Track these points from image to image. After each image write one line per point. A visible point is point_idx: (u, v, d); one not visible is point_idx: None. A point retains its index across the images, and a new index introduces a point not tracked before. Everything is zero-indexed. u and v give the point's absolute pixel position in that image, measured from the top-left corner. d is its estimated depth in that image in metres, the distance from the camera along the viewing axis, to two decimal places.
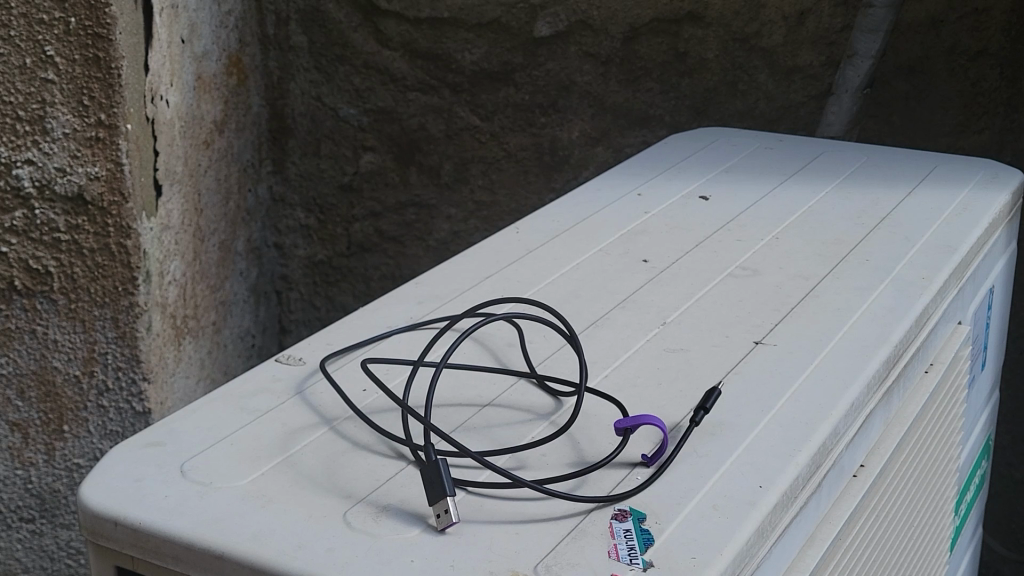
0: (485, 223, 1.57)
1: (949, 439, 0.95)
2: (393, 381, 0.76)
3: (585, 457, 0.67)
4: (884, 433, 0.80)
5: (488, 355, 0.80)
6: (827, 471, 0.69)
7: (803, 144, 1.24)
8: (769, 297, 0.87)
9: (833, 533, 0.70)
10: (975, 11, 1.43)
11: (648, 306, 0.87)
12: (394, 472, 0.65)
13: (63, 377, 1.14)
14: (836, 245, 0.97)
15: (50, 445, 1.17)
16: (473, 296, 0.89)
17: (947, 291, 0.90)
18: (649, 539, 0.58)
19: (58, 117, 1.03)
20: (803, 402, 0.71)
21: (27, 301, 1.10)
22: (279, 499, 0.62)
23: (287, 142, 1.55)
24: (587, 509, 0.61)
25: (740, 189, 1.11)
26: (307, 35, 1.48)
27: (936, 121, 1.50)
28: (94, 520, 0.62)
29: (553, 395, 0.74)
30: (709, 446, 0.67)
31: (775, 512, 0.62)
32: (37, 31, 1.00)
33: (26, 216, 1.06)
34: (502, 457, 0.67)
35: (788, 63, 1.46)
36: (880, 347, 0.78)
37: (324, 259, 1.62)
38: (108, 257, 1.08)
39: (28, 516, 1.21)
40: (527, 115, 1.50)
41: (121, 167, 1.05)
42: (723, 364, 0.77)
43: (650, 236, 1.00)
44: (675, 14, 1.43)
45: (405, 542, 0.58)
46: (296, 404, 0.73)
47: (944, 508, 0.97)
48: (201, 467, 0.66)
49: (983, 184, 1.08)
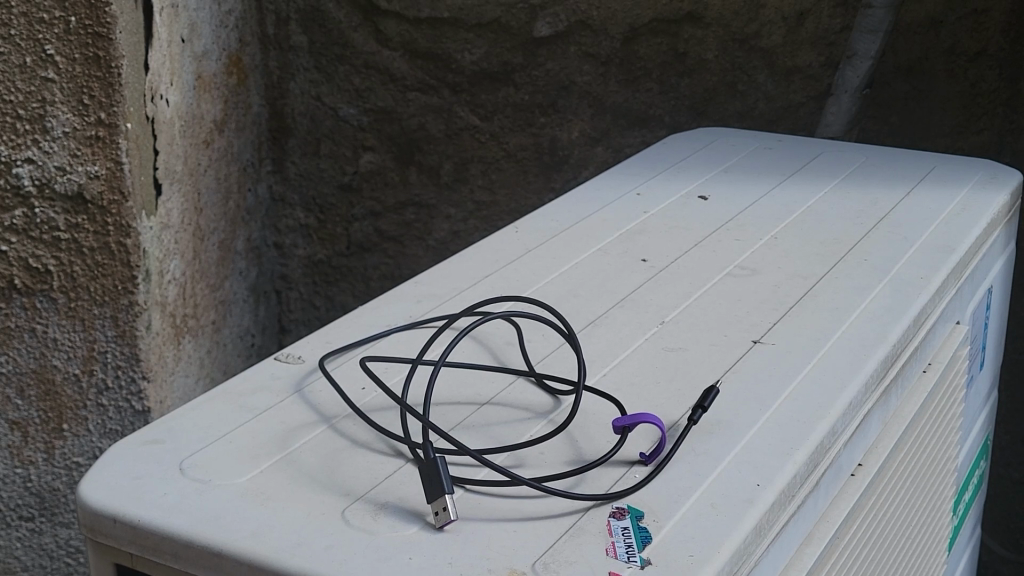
0: (485, 223, 1.58)
1: (948, 439, 0.96)
2: (392, 380, 0.76)
3: (583, 456, 0.67)
4: (882, 432, 0.80)
5: (487, 354, 0.80)
6: (825, 470, 0.70)
7: (803, 144, 1.24)
8: (768, 297, 0.88)
9: (831, 532, 0.70)
10: (975, 11, 1.44)
11: (647, 305, 0.87)
12: (393, 469, 0.66)
13: (62, 376, 1.14)
14: (834, 245, 0.97)
15: (50, 444, 1.17)
16: (472, 295, 0.89)
17: (946, 291, 0.91)
18: (647, 537, 0.58)
19: (58, 116, 1.03)
20: (801, 402, 0.72)
21: (27, 300, 1.11)
22: (278, 497, 0.62)
23: (287, 142, 1.55)
24: (585, 507, 0.61)
25: (739, 189, 1.11)
26: (307, 34, 1.49)
27: (936, 121, 1.50)
28: (93, 517, 0.63)
29: (552, 393, 0.74)
30: (707, 445, 0.67)
31: (772, 511, 0.62)
32: (37, 30, 1.00)
33: (26, 215, 1.06)
34: (500, 455, 0.67)
35: (788, 63, 1.46)
36: (878, 347, 0.78)
37: (324, 258, 1.63)
38: (108, 256, 1.08)
39: (27, 515, 1.21)
40: (527, 114, 1.50)
41: (121, 166, 1.05)
42: (721, 362, 0.78)
43: (648, 235, 1.00)
44: (675, 14, 1.43)
45: (403, 539, 0.59)
46: (296, 403, 0.73)
47: (942, 506, 0.97)
48: (200, 465, 0.66)
49: (982, 184, 1.08)
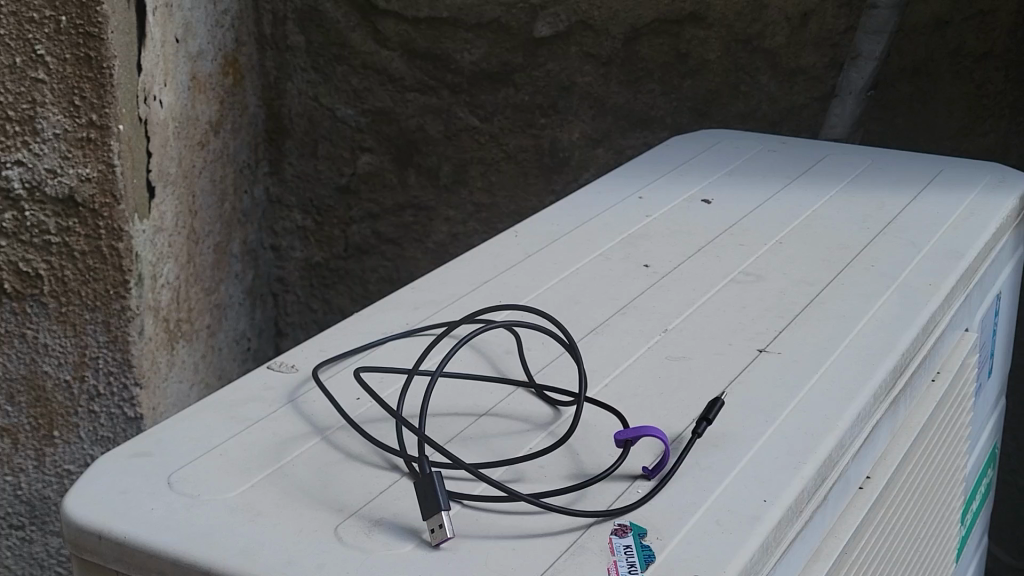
0: (485, 225, 1.55)
1: (957, 448, 0.94)
2: (387, 390, 0.74)
3: (584, 469, 0.65)
4: (891, 443, 0.78)
5: (485, 364, 0.78)
6: (832, 483, 0.68)
7: (808, 146, 1.22)
8: (773, 304, 0.86)
9: (839, 547, 0.68)
10: (980, 12, 1.42)
11: (650, 313, 0.85)
12: (389, 483, 0.64)
13: (53, 382, 1.12)
14: (841, 250, 0.95)
15: (40, 451, 1.15)
16: (471, 301, 0.87)
17: (954, 298, 0.88)
18: (651, 555, 0.56)
19: (48, 117, 1.01)
20: (808, 413, 0.70)
21: (17, 305, 1.09)
22: (269, 512, 0.60)
23: (284, 143, 1.53)
24: (586, 524, 0.59)
25: (742, 193, 1.09)
26: (305, 34, 1.47)
27: (941, 124, 1.48)
28: (78, 533, 0.61)
29: (553, 404, 0.72)
30: (713, 458, 0.65)
31: (780, 527, 0.60)
32: (27, 30, 0.98)
33: (16, 217, 1.04)
34: (499, 469, 0.65)
35: (792, 64, 1.44)
36: (886, 357, 0.76)
37: (322, 261, 1.61)
38: (100, 260, 1.06)
39: (16, 523, 1.18)
40: (527, 115, 1.48)
41: (113, 168, 1.03)
42: (726, 372, 0.76)
43: (651, 240, 0.98)
44: (677, 14, 1.41)
45: (397, 559, 0.56)
46: (288, 413, 0.71)
47: (951, 518, 0.95)
48: (188, 479, 0.64)
49: (990, 189, 1.06)
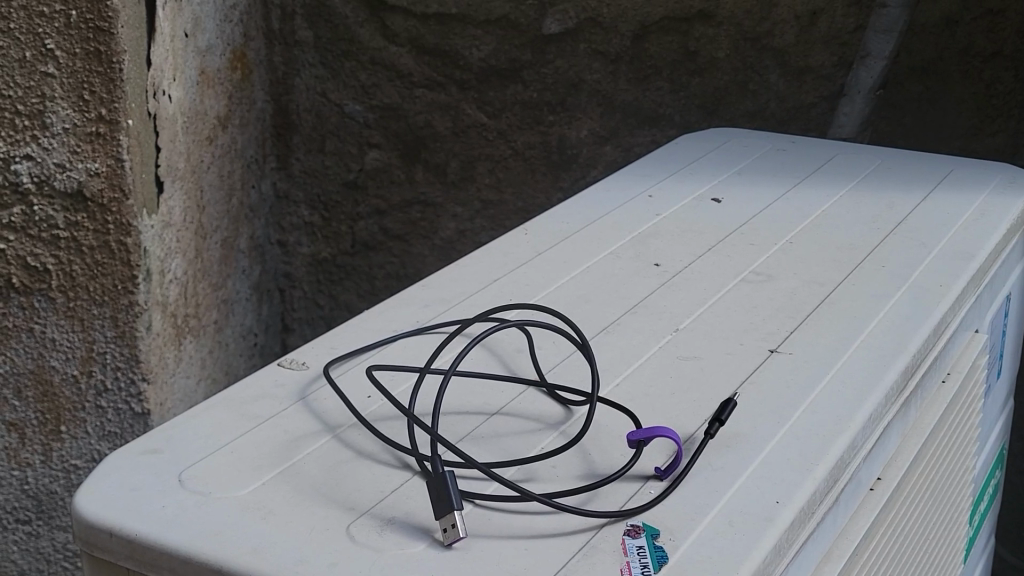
0: (492, 222, 1.55)
1: (967, 449, 0.93)
2: (399, 389, 0.74)
3: (597, 469, 0.65)
4: (902, 444, 0.78)
5: (496, 362, 0.78)
6: (844, 484, 0.67)
7: (817, 145, 1.22)
8: (784, 304, 0.85)
9: (849, 549, 0.68)
10: (991, 12, 1.41)
11: (660, 312, 0.84)
12: (400, 482, 0.63)
13: (60, 377, 1.12)
14: (851, 250, 0.94)
15: (47, 446, 1.15)
16: (481, 300, 0.86)
17: (965, 299, 0.88)
18: (664, 556, 0.56)
19: (58, 111, 1.01)
20: (820, 412, 0.69)
21: (25, 299, 1.08)
22: (281, 511, 0.60)
23: (291, 139, 1.53)
24: (599, 523, 0.59)
25: (754, 191, 1.09)
26: (313, 29, 1.46)
27: (950, 123, 1.47)
28: (90, 530, 0.60)
29: (565, 404, 0.72)
30: (726, 459, 0.65)
31: (791, 529, 0.60)
32: (37, 23, 0.97)
33: (25, 211, 1.04)
34: (510, 469, 0.65)
35: (801, 63, 1.43)
36: (897, 357, 0.76)
37: (329, 257, 1.60)
38: (108, 255, 1.06)
39: (24, 517, 1.18)
40: (535, 112, 1.48)
41: (122, 163, 1.03)
42: (738, 372, 0.75)
43: (662, 239, 0.98)
44: (686, 12, 1.40)
45: (410, 558, 0.56)
46: (299, 411, 0.71)
47: (959, 519, 0.95)
48: (200, 476, 0.64)
49: (1000, 189, 1.05)
